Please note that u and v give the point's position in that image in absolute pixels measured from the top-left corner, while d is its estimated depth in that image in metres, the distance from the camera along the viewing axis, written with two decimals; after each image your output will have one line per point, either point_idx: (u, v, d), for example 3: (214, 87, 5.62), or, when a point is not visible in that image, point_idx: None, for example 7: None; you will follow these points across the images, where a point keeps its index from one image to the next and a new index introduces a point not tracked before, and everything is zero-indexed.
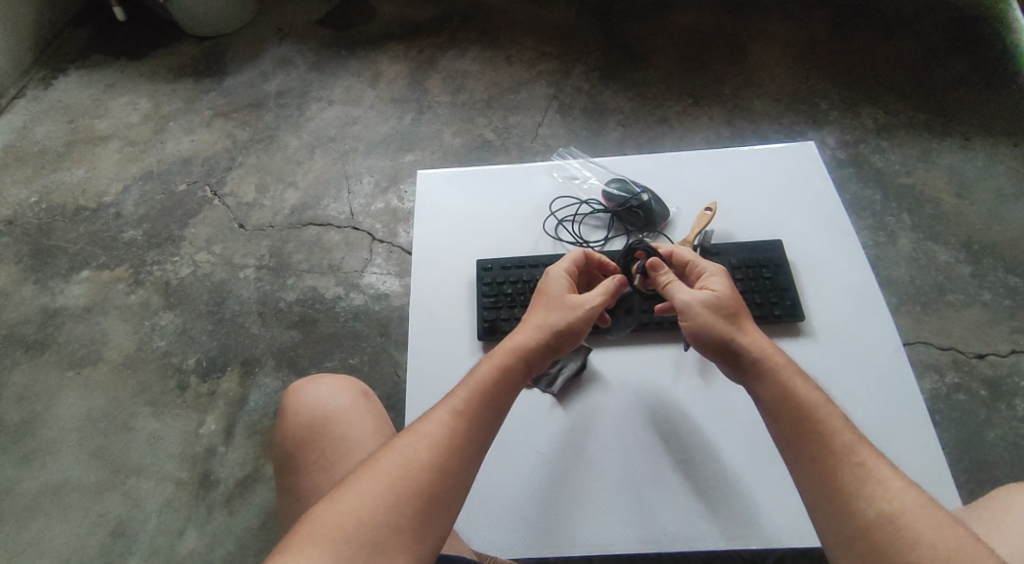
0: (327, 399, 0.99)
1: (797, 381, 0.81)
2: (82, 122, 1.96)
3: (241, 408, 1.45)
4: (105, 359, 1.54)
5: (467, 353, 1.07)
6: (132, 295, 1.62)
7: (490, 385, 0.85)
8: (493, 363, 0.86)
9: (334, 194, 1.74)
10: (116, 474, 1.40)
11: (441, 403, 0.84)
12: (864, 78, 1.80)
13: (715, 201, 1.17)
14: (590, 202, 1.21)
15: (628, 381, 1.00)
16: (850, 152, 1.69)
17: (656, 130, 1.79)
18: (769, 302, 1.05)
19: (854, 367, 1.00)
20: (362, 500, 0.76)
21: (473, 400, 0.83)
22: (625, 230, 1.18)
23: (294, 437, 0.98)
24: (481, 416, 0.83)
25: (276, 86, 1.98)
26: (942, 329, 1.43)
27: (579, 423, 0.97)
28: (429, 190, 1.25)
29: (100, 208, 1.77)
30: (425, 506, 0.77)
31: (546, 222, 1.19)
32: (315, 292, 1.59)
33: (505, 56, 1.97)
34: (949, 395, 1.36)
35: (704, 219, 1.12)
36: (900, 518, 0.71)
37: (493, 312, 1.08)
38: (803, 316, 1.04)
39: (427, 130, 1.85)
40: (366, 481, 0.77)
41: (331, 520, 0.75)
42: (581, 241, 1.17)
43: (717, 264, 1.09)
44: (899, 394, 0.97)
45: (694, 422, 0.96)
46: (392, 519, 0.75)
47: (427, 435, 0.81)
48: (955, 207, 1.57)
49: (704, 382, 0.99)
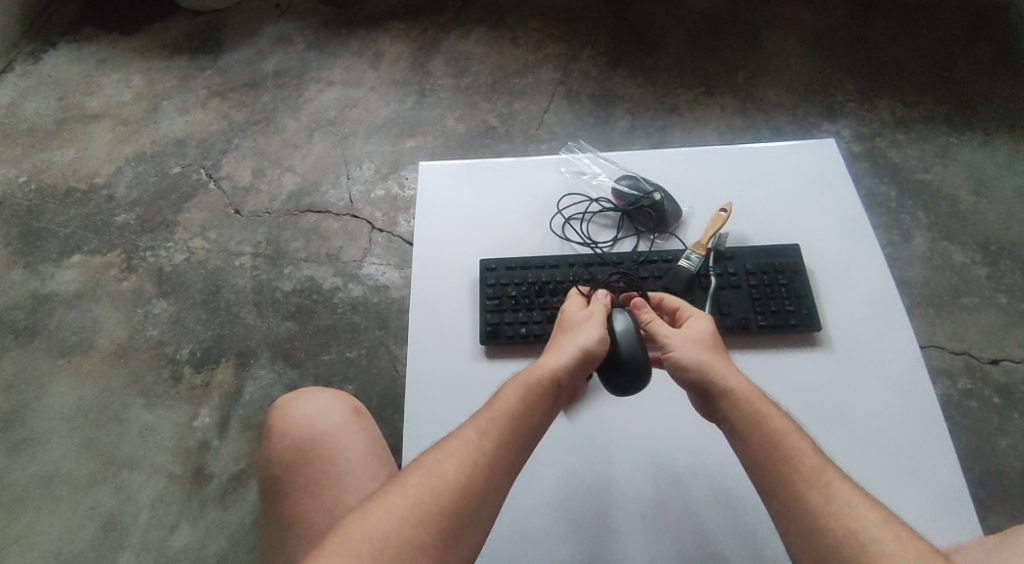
0: (316, 420, 0.95)
1: (772, 413, 0.79)
2: (72, 99, 1.89)
3: (235, 401, 1.42)
4: (96, 348, 1.50)
5: (468, 359, 1.03)
6: (124, 281, 1.58)
7: (516, 407, 0.80)
8: (516, 387, 0.81)
9: (333, 179, 1.70)
10: (106, 467, 1.37)
11: (468, 421, 0.81)
12: (882, 68, 1.74)
13: (729, 202, 1.12)
14: (600, 200, 1.16)
15: None
16: (866, 146, 1.64)
17: (666, 118, 1.73)
18: (784, 310, 1.01)
19: (873, 380, 0.96)
20: (389, 514, 0.75)
21: (498, 420, 0.80)
22: (635, 230, 1.13)
23: (281, 458, 0.94)
24: (508, 433, 0.79)
25: (274, 65, 1.91)
26: (957, 333, 1.39)
27: (581, 432, 0.94)
28: (430, 183, 1.19)
29: (92, 190, 1.72)
30: (451, 522, 0.75)
31: (553, 220, 1.14)
32: (313, 282, 1.55)
33: (511, 38, 1.91)
34: (961, 402, 1.33)
35: (718, 220, 1.07)
36: (859, 530, 0.72)
37: (497, 315, 1.04)
38: (820, 326, 1.00)
39: (429, 114, 1.79)
40: (396, 496, 0.76)
41: (362, 529, 0.75)
42: (590, 241, 1.12)
43: (732, 268, 1.04)
44: (919, 411, 0.94)
45: (698, 435, 0.93)
46: (417, 536, 0.74)
47: (453, 452, 0.79)
48: (974, 206, 1.53)
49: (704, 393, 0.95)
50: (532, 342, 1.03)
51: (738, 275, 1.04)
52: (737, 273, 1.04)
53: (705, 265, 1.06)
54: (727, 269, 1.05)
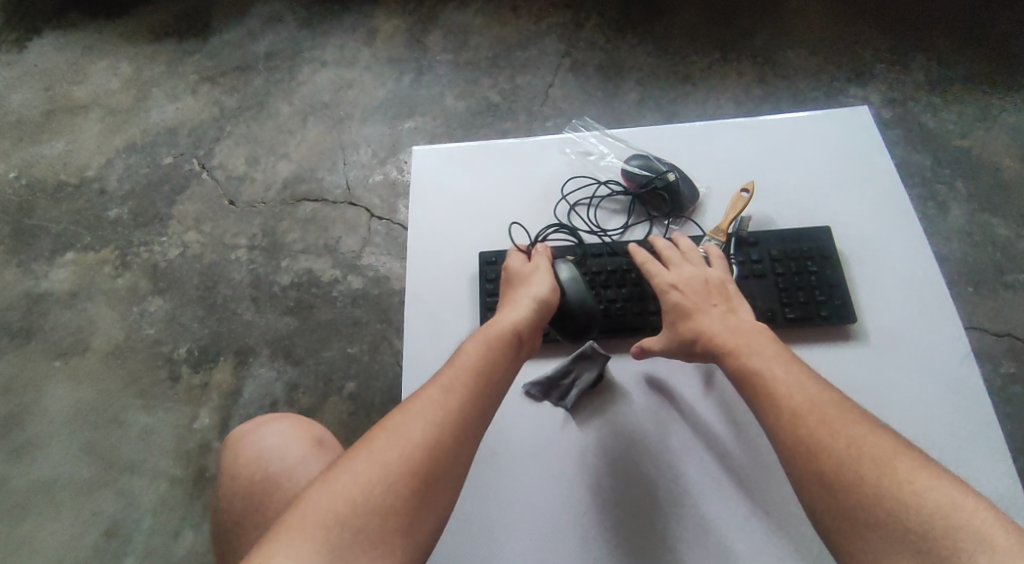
0: (271, 456, 0.88)
1: (741, 341, 0.79)
2: (60, 89, 1.83)
3: (236, 401, 1.38)
4: (93, 349, 1.46)
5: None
6: (119, 279, 1.53)
7: (481, 363, 0.78)
8: (478, 341, 0.80)
9: (330, 165, 1.63)
10: (108, 471, 1.34)
11: (431, 381, 0.77)
12: (912, 26, 1.63)
13: (752, 182, 1.04)
14: (608, 183, 1.08)
15: (634, 392, 0.91)
16: (896, 112, 1.54)
17: (680, 89, 1.63)
18: (815, 301, 0.93)
19: (914, 376, 0.89)
20: (356, 479, 0.69)
21: (464, 377, 0.76)
22: (648, 215, 1.05)
23: (236, 502, 0.87)
24: (477, 389, 0.76)
25: (264, 46, 1.83)
26: (996, 314, 1.31)
27: (572, 445, 0.88)
28: (425, 170, 1.12)
29: (83, 184, 1.67)
30: (422, 484, 0.69)
31: (558, 207, 1.07)
32: (311, 274, 1.49)
33: (512, 7, 1.81)
34: (1002, 388, 1.25)
35: (740, 201, 0.99)
36: (835, 431, 0.69)
37: None
38: (855, 318, 0.92)
39: (428, 93, 1.70)
40: (363, 460, 0.70)
41: (326, 499, 0.67)
42: (598, 229, 1.05)
43: (755, 256, 0.96)
44: (968, 408, 0.86)
45: (697, 446, 0.86)
46: (387, 501, 0.68)
47: (420, 411, 0.73)
48: (1016, 173, 1.43)
49: (717, 403, 0.89)
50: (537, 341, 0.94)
51: (763, 263, 0.96)
52: (762, 261, 0.97)
53: (726, 252, 0.98)
54: (750, 257, 0.97)
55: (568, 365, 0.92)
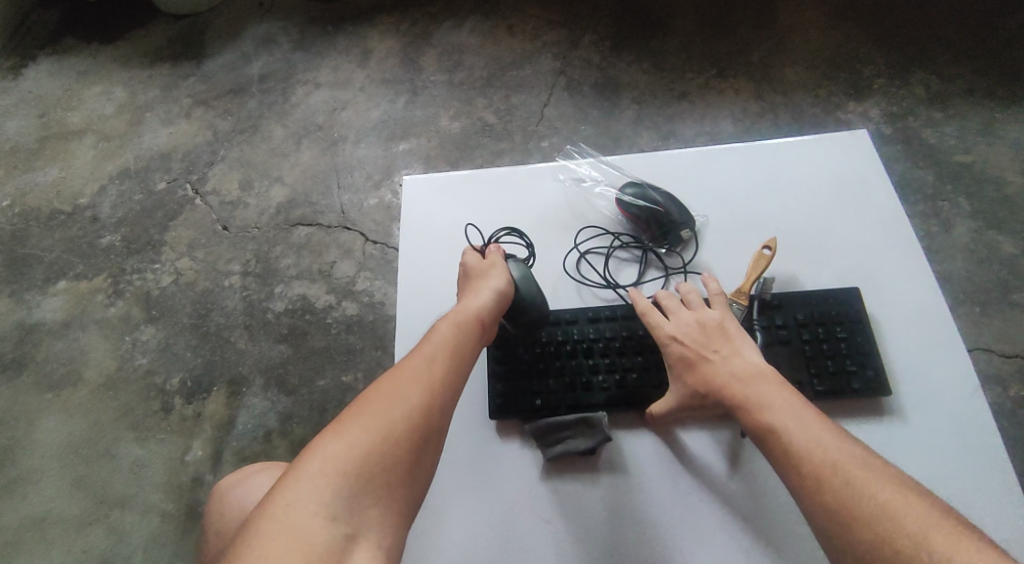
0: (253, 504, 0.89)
1: (758, 393, 0.81)
2: (54, 115, 1.82)
3: (228, 432, 1.35)
4: (85, 380, 1.44)
5: (479, 443, 0.96)
6: (111, 307, 1.52)
7: (455, 339, 0.83)
8: (450, 322, 0.85)
9: (324, 189, 1.61)
10: (99, 507, 1.32)
11: (411, 354, 0.82)
12: (912, 39, 1.60)
13: (773, 237, 0.99)
14: (619, 236, 1.05)
15: (652, 463, 0.92)
16: (896, 127, 1.51)
17: (676, 106, 1.60)
18: (845, 370, 0.89)
19: (926, 420, 0.87)
20: (356, 439, 0.73)
21: (443, 350, 0.82)
22: (662, 268, 1.02)
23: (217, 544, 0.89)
24: (455, 359, 0.82)
25: (258, 69, 1.82)
26: (1006, 334, 1.26)
27: (589, 520, 0.90)
28: (416, 200, 1.10)
29: (76, 211, 1.66)
30: (417, 443, 0.74)
31: (567, 261, 1.04)
32: (305, 301, 1.47)
33: (507, 26, 1.79)
34: (1012, 411, 1.21)
35: (762, 260, 0.95)
36: (857, 486, 0.71)
37: (508, 384, 0.96)
38: (888, 390, 0.88)
39: (423, 114, 1.68)
40: (361, 421, 0.74)
41: (331, 457, 0.71)
42: (610, 282, 1.01)
43: (779, 320, 0.92)
44: (981, 458, 0.84)
45: (714, 520, 0.88)
46: (388, 457, 0.72)
47: (408, 378, 0.78)
48: (1019, 189, 1.39)
49: (745, 485, 0.89)
50: (548, 415, 0.94)
51: (788, 328, 0.91)
52: (787, 326, 0.92)
53: (748, 318, 0.93)
54: (772, 322, 0.92)
55: (571, 423, 0.93)
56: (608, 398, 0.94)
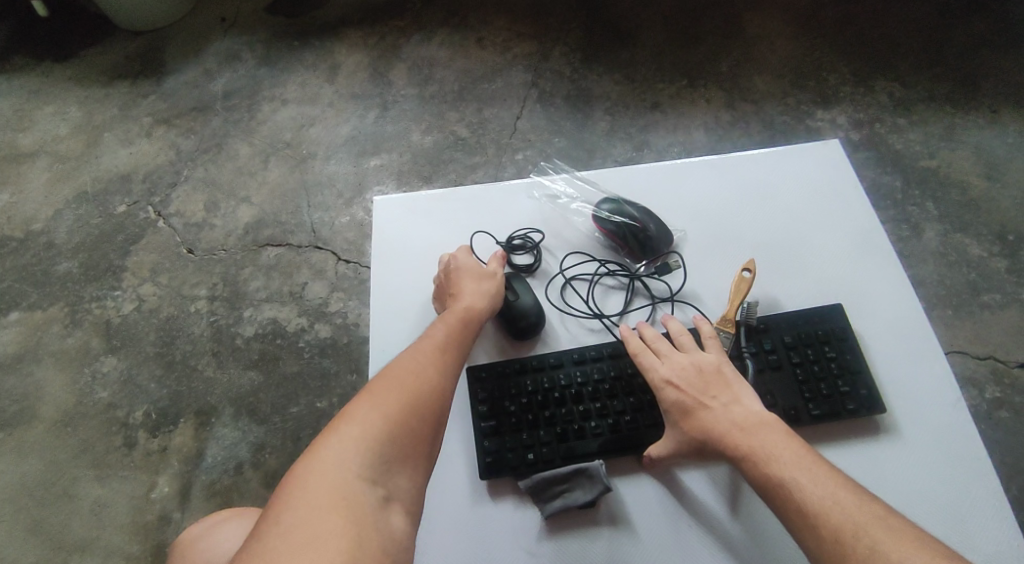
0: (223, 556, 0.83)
1: (765, 446, 0.74)
2: (4, 137, 1.74)
3: (197, 466, 1.28)
4: (40, 417, 1.36)
5: (465, 504, 0.84)
6: (69, 338, 1.44)
7: (462, 329, 0.85)
8: (457, 313, 0.86)
9: (293, 208, 1.55)
10: (57, 552, 1.24)
11: (423, 338, 0.82)
12: (876, 47, 1.61)
13: (752, 260, 0.97)
14: (603, 263, 1.00)
15: (652, 519, 0.82)
16: (865, 134, 1.51)
17: (648, 117, 1.59)
18: (839, 393, 0.86)
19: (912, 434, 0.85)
20: (385, 401, 0.71)
21: (453, 336, 0.83)
22: (648, 295, 0.97)
23: None
24: (463, 346, 0.83)
25: (222, 85, 1.76)
26: (978, 336, 1.27)
27: None
28: (387, 222, 1.05)
29: (29, 237, 1.57)
30: (440, 415, 0.74)
31: (551, 292, 0.98)
32: (276, 325, 1.41)
33: (476, 39, 1.76)
34: (988, 412, 1.21)
35: (743, 283, 0.92)
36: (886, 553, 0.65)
37: (496, 441, 0.86)
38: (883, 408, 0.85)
39: (394, 129, 1.64)
40: (387, 385, 0.73)
41: (364, 415, 0.70)
42: (596, 312, 0.96)
43: (768, 345, 0.89)
44: (971, 471, 0.82)
45: None
46: (417, 424, 0.71)
47: (425, 354, 0.78)
48: (984, 192, 1.41)
49: (747, 529, 0.80)
50: (542, 469, 0.85)
51: (777, 352, 0.89)
52: (776, 351, 0.89)
53: (737, 346, 0.90)
54: (762, 346, 0.89)
55: (566, 475, 0.83)
56: (602, 445, 0.85)
